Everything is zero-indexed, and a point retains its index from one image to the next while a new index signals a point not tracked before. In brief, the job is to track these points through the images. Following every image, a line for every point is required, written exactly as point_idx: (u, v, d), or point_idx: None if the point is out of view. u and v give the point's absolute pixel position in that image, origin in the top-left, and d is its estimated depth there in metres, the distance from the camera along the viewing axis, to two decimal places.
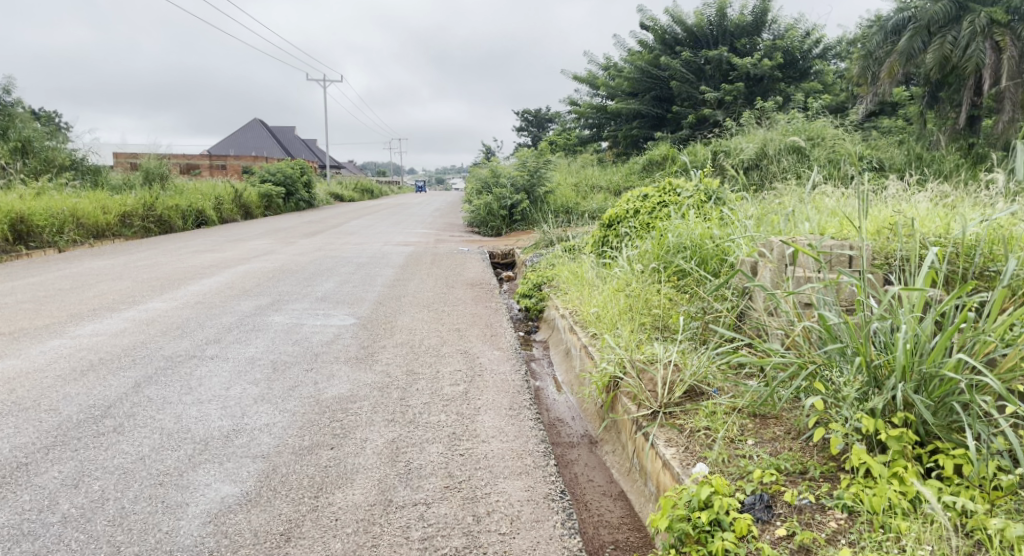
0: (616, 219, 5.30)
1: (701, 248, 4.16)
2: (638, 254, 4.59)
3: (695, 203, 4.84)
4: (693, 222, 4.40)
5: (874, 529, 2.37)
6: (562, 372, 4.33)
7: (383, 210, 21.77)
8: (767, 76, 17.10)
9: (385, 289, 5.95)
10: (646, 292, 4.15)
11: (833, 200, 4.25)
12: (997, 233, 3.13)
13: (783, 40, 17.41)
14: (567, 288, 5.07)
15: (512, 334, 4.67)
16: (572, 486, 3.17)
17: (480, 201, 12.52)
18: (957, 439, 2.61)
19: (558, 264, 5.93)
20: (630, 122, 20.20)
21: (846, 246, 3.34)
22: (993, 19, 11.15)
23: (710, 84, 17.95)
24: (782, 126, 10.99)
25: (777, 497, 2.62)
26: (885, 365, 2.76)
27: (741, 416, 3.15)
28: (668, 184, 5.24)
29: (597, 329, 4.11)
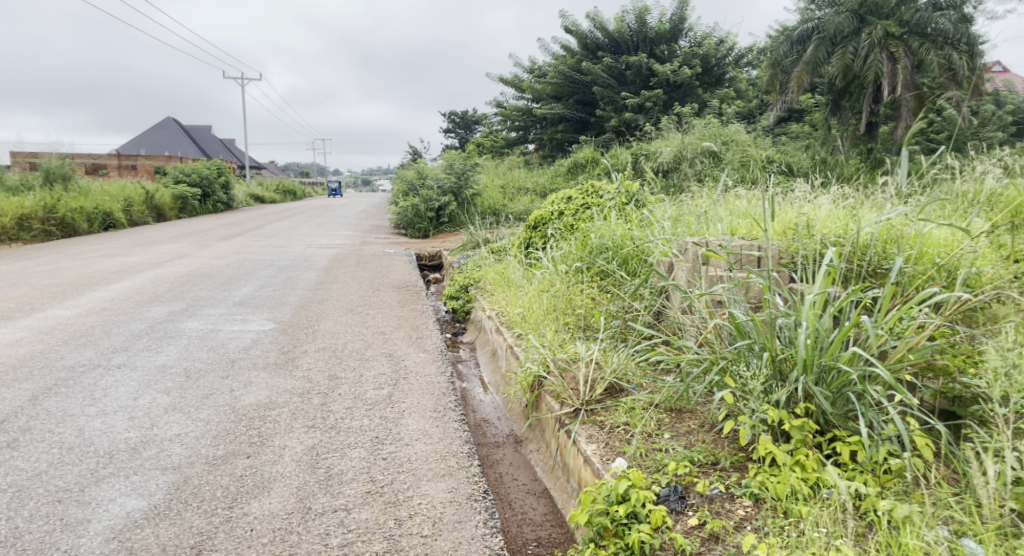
0: (542, 220, 5.30)
1: (622, 248, 4.20)
2: (560, 253, 4.59)
3: (617, 205, 4.91)
4: (615, 223, 4.46)
5: (777, 515, 2.60)
6: (489, 372, 4.34)
7: (306, 212, 21.26)
8: (685, 83, 17.49)
9: (307, 293, 5.82)
10: (568, 292, 4.15)
11: (740, 200, 4.33)
12: (890, 234, 3.26)
13: (700, 47, 17.96)
14: (494, 289, 5.07)
15: (439, 336, 4.64)
16: (496, 486, 3.20)
17: (407, 203, 12.34)
18: (853, 426, 2.82)
19: (485, 265, 5.93)
20: (555, 124, 20.37)
21: (753, 246, 3.41)
22: (888, 31, 11.37)
23: (631, 89, 18.29)
24: (698, 130, 11.31)
25: (691, 488, 2.80)
26: (789, 359, 2.93)
27: (658, 410, 3.26)
28: (591, 186, 5.26)
29: (523, 329, 4.10)
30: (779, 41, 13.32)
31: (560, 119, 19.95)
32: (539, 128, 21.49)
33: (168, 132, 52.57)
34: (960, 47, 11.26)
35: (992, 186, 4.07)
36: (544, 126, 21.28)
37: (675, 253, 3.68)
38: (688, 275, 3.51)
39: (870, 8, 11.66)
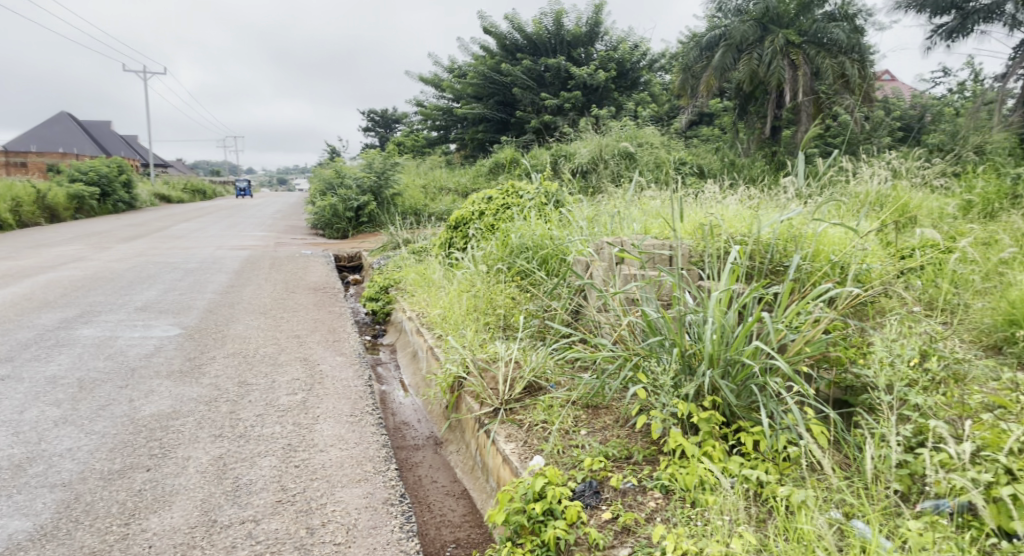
0: (462, 220, 5.26)
1: (542, 247, 4.23)
2: (481, 252, 4.53)
3: (536, 205, 4.96)
4: (534, 223, 4.48)
5: (686, 505, 2.70)
6: (409, 374, 4.29)
7: (218, 212, 20.48)
8: (601, 87, 17.66)
9: (216, 297, 5.60)
10: (488, 291, 4.12)
11: (651, 199, 4.44)
12: (791, 234, 3.44)
13: (616, 52, 18.06)
14: (414, 290, 5.02)
15: (358, 339, 4.56)
16: (414, 489, 3.17)
17: (324, 202, 11.85)
18: (755, 417, 2.96)
19: (405, 266, 5.88)
20: (476, 124, 20.41)
21: (664, 245, 3.52)
22: (789, 39, 11.26)
23: (550, 91, 18.41)
24: (614, 132, 11.56)
25: (605, 482, 2.88)
26: (697, 353, 3.05)
27: (575, 407, 3.31)
28: (511, 186, 5.28)
29: (442, 330, 4.05)
30: (690, 47, 12.78)
31: (481, 120, 20.00)
32: (460, 127, 21.47)
33: (71, 127, 49.35)
34: (853, 57, 11.32)
35: (880, 189, 4.35)
36: (465, 126, 21.28)
37: (593, 251, 3.73)
38: (604, 274, 3.58)
39: (772, 17, 11.51)
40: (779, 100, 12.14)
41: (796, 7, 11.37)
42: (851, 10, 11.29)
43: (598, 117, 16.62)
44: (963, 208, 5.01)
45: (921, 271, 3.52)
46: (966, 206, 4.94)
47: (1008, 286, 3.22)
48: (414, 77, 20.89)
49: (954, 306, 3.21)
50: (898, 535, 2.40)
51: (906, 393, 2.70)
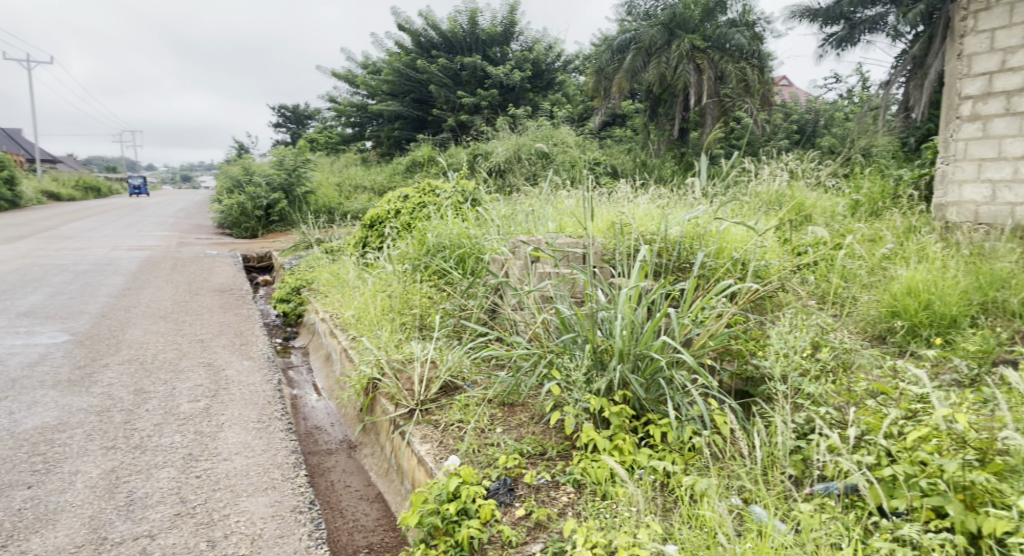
0: (377, 219, 5.16)
1: (459, 246, 4.20)
2: (397, 251, 4.46)
3: (453, 204, 4.91)
4: (451, 222, 4.44)
5: (597, 498, 2.76)
6: (322, 377, 4.18)
7: (115, 211, 19.21)
8: (517, 87, 16.68)
9: (110, 301, 5.27)
10: (404, 290, 4.05)
11: (562, 198, 4.48)
12: (695, 232, 3.56)
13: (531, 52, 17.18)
14: (327, 290, 4.89)
15: (267, 342, 4.40)
16: (326, 495, 3.10)
17: (231, 201, 11.32)
18: (663, 409, 3.06)
19: (317, 266, 5.73)
20: (392, 122, 18.84)
21: (577, 243, 3.56)
22: (695, 44, 10.66)
23: (467, 90, 17.29)
24: (530, 132, 11.56)
25: (519, 479, 2.90)
26: (608, 349, 3.11)
27: (491, 405, 3.31)
28: (427, 185, 5.23)
29: (355, 331, 3.96)
30: (602, 50, 12.06)
31: (396, 117, 18.48)
32: (376, 125, 19.88)
33: None
34: (752, 62, 10.79)
35: (779, 189, 4.59)
36: (381, 123, 19.71)
37: (509, 250, 3.73)
38: (519, 272, 3.59)
39: (679, 22, 10.83)
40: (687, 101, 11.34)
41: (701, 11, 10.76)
42: (751, 18, 10.96)
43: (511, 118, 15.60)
44: (852, 206, 5.50)
45: (815, 267, 3.76)
46: (855, 204, 5.44)
47: (891, 280, 3.47)
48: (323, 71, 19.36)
49: (843, 299, 3.43)
50: (791, 517, 2.54)
51: (799, 383, 2.86)
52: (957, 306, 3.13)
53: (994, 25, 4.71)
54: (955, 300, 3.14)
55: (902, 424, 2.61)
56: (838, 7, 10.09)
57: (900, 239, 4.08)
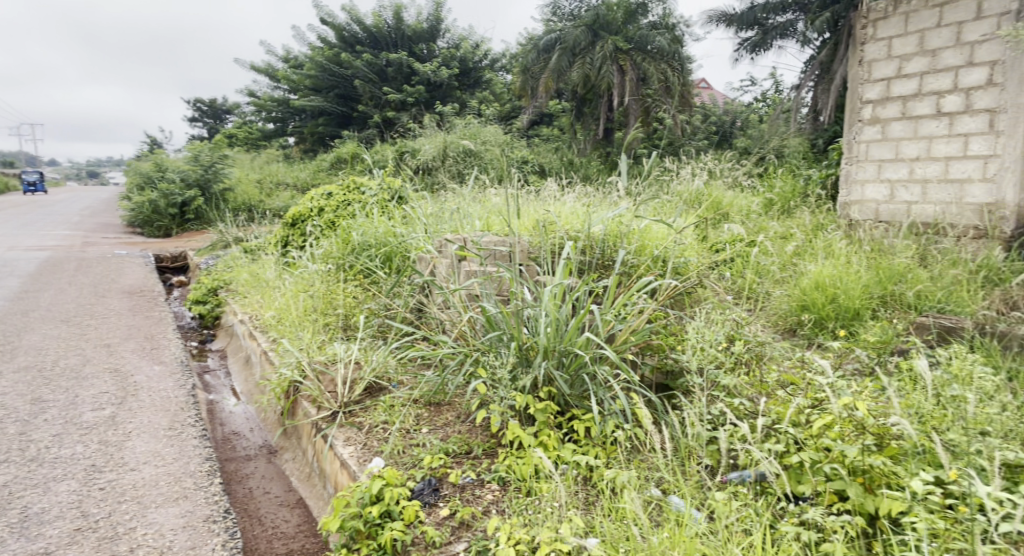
0: (299, 217, 5.01)
1: (385, 244, 4.14)
2: (321, 249, 4.34)
3: (378, 202, 4.84)
4: (377, 220, 4.36)
5: (522, 495, 2.77)
6: (242, 381, 4.04)
7: (13, 208, 17.81)
8: (444, 83, 15.88)
9: (4, 305, 4.92)
10: (328, 290, 3.95)
11: (488, 196, 4.48)
12: (617, 230, 3.63)
13: (457, 50, 16.43)
14: (246, 291, 4.73)
15: (181, 346, 4.21)
16: (244, 502, 2.99)
17: (142, 198, 10.86)
18: (587, 405, 3.11)
19: (236, 265, 5.53)
20: (316, 118, 17.34)
21: (503, 241, 3.55)
22: (618, 46, 10.77)
23: (393, 86, 16.18)
24: (458, 130, 11.43)
25: (444, 479, 2.88)
26: (533, 346, 3.12)
27: (416, 406, 3.27)
28: (351, 182, 5.13)
29: (275, 333, 3.84)
30: (528, 48, 11.89)
31: (319, 113, 17.04)
32: (299, 120, 18.26)
33: None
34: (673, 63, 11.08)
35: (699, 188, 4.77)
36: (304, 118, 18.08)
37: (436, 248, 3.70)
38: (446, 270, 3.56)
39: (602, 24, 10.90)
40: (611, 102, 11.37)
41: (624, 14, 10.90)
42: (671, 21, 11.25)
43: (438, 116, 14.83)
44: (766, 204, 5.75)
45: (732, 263, 3.91)
46: (768, 203, 5.68)
47: (800, 275, 3.64)
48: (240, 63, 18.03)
49: (758, 293, 3.59)
50: (707, 506, 2.62)
51: (716, 375, 2.96)
52: (859, 299, 3.33)
53: (892, 33, 5.00)
54: (858, 294, 3.34)
55: (809, 413, 2.73)
56: (752, 13, 10.45)
57: (808, 236, 4.28)
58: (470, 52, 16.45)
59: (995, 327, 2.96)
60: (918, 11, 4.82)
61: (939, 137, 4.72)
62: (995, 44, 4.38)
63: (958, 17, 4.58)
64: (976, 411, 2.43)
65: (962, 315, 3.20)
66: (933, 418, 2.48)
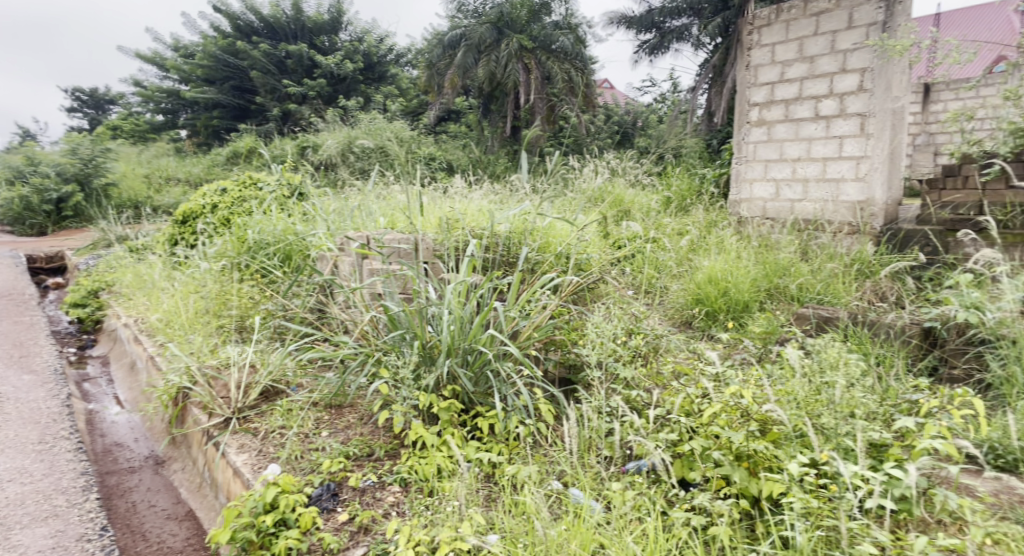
0: (191, 214, 4.74)
1: (285, 242, 3.98)
2: (214, 248, 4.13)
3: (278, 198, 4.68)
4: (275, 217, 4.20)
5: (424, 495, 2.73)
6: (126, 389, 3.80)
7: None
8: (348, 76, 15.08)
9: None
10: (221, 291, 3.76)
11: (392, 194, 4.41)
12: (521, 227, 3.66)
13: (360, 43, 15.71)
14: (132, 293, 4.46)
15: (55, 353, 3.90)
16: (126, 517, 2.81)
17: (10, 193, 9.90)
18: (491, 402, 3.10)
19: (120, 265, 5.19)
20: (210, 110, 15.95)
21: (405, 239, 3.47)
22: (522, 45, 10.85)
23: (293, 79, 15.18)
24: (363, 124, 11.08)
25: (344, 484, 2.80)
26: (436, 345, 3.08)
27: (316, 409, 3.18)
28: (248, 178, 4.94)
29: (163, 337, 3.64)
30: (433, 44, 11.79)
31: (213, 104, 15.72)
32: (191, 111, 16.62)
33: None
34: (576, 64, 11.21)
35: (601, 186, 4.91)
36: (197, 110, 16.46)
37: (338, 246, 3.59)
38: (349, 269, 3.46)
39: (506, 22, 10.96)
40: (518, 100, 11.27)
41: (527, 13, 11.01)
42: (574, 21, 11.49)
43: (341, 110, 13.99)
44: (666, 202, 5.96)
45: (633, 259, 4.06)
46: (667, 201, 5.90)
47: (695, 270, 3.81)
48: (121, 49, 16.34)
49: (657, 288, 3.77)
50: (606, 497, 2.67)
51: (615, 368, 3.05)
52: (749, 292, 3.51)
53: (775, 39, 5.28)
54: (748, 288, 3.52)
55: (700, 403, 2.83)
56: (650, 17, 10.92)
57: (703, 233, 4.46)
58: (375, 46, 15.80)
59: (865, 316, 3.19)
60: (797, 20, 5.10)
61: (818, 139, 5.03)
62: (865, 53, 4.72)
63: (833, 27, 4.89)
64: (845, 395, 2.61)
65: (838, 306, 3.46)
66: (809, 403, 2.64)
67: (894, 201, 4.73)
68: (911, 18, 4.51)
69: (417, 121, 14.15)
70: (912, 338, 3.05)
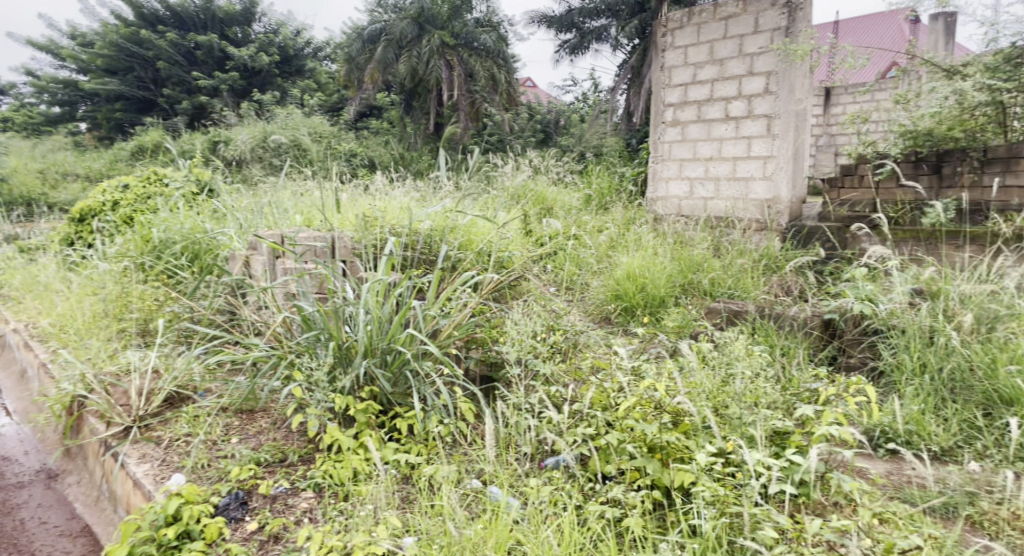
0: (89, 212, 4.49)
1: (193, 241, 3.83)
2: (115, 248, 3.92)
3: (186, 195, 4.53)
4: (183, 216, 4.04)
5: (338, 500, 2.66)
6: (16, 399, 3.58)
7: None
8: (263, 69, 14.60)
9: None
10: (121, 293, 3.53)
11: (313, 191, 4.44)
12: (442, 225, 3.66)
13: (276, 35, 15.24)
14: (23, 296, 4.20)
15: None
16: (13, 537, 2.63)
17: None
18: (410, 402, 3.05)
19: (8, 266, 4.85)
20: (112, 102, 15.05)
21: (319, 237, 3.37)
22: (444, 41, 10.83)
23: (204, 71, 14.51)
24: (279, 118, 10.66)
25: (253, 491, 2.69)
26: (353, 346, 2.99)
27: (226, 415, 3.05)
28: (153, 173, 4.73)
29: (57, 342, 3.44)
30: (353, 38, 11.69)
31: (116, 96, 14.86)
32: (90, 103, 15.65)
33: None
34: (498, 62, 11.41)
35: (524, 184, 5.00)
36: (97, 101, 15.52)
37: (250, 246, 3.48)
38: (264, 268, 3.34)
39: (427, 18, 10.89)
40: (441, 96, 11.14)
41: (448, 10, 11.01)
42: (494, 19, 11.60)
43: (256, 104, 13.41)
44: (586, 200, 6.07)
45: (555, 256, 4.13)
46: (588, 198, 6.00)
47: (615, 267, 3.91)
48: (11, 36, 15.34)
49: (578, 285, 3.86)
50: (523, 494, 2.67)
51: (536, 364, 3.06)
52: (664, 288, 3.63)
53: (687, 42, 5.45)
54: (663, 284, 3.64)
55: (616, 397, 2.87)
56: (570, 17, 11.08)
57: (621, 230, 4.58)
58: (291, 39, 15.37)
59: (771, 309, 3.35)
60: (708, 23, 5.28)
61: (728, 139, 5.22)
62: (770, 57, 4.92)
63: (740, 30, 5.08)
64: (750, 386, 2.72)
65: (747, 299, 3.61)
66: (716, 395, 2.72)
67: (798, 200, 4.96)
68: (811, 24, 4.73)
69: (337, 117, 13.83)
70: (813, 330, 3.22)
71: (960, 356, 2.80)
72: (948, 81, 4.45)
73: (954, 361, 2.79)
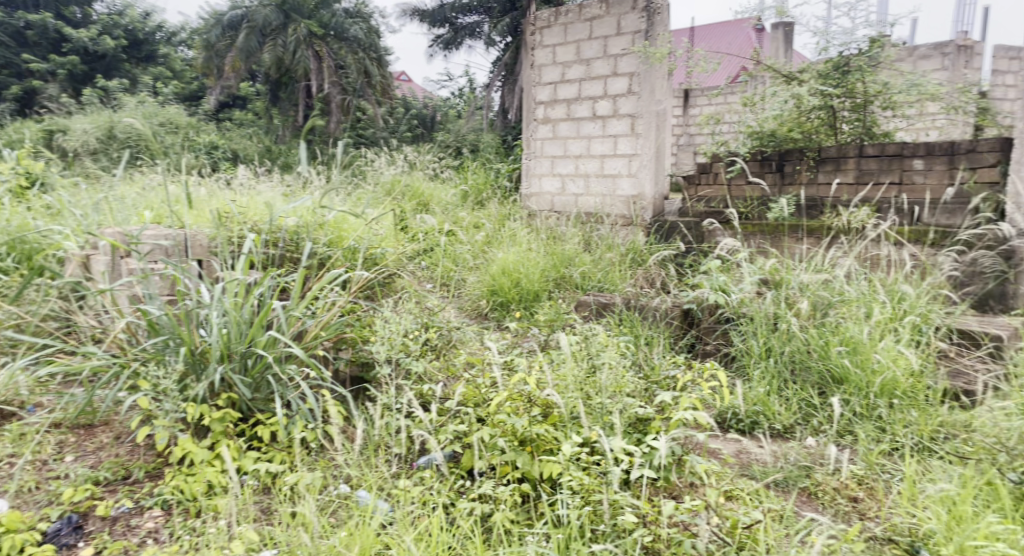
0: None
1: (20, 241, 3.48)
2: None
3: (12, 189, 4.15)
4: (9, 211, 3.71)
5: (190, 516, 2.47)
6: None
7: None
8: (108, 54, 13.37)
9: None
10: None
11: (164, 186, 4.14)
12: (308, 221, 3.53)
13: (120, 16, 13.96)
14: None
15: None
16: None
17: None
18: (272, 408, 2.90)
19: None
20: None
21: (166, 236, 3.15)
22: (312, 31, 10.43)
23: (36, 53, 13.08)
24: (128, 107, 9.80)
25: (90, 514, 2.45)
26: (208, 350, 2.80)
27: (59, 431, 2.77)
28: None
29: None
30: (211, 24, 11.00)
31: None
32: None
33: None
34: (371, 55, 11.19)
35: (399, 181, 5.03)
36: None
37: (89, 245, 3.20)
38: (107, 269, 3.06)
39: (293, 5, 10.39)
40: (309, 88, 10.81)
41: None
42: (364, 10, 11.32)
43: (101, 92, 12.19)
44: (462, 196, 6.07)
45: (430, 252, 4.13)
46: (464, 194, 6.00)
47: (490, 263, 3.97)
48: None
49: (456, 281, 3.91)
50: (392, 496, 2.59)
51: (408, 361, 3.02)
52: (538, 283, 3.72)
53: (555, 41, 5.58)
54: (537, 278, 3.72)
55: (486, 392, 2.87)
56: (442, 11, 11.03)
57: (496, 226, 4.64)
58: (139, 20, 14.12)
59: (636, 301, 3.49)
60: (573, 24, 5.44)
61: (596, 137, 5.39)
62: (631, 58, 5.12)
63: (604, 32, 5.26)
64: (612, 375, 2.82)
65: (614, 292, 3.76)
66: (580, 386, 2.79)
67: (661, 196, 5.20)
68: (667, 29, 5.02)
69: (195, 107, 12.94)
70: (674, 320, 3.40)
71: (799, 340, 3.05)
72: (787, 85, 4.82)
73: (795, 345, 3.03)
